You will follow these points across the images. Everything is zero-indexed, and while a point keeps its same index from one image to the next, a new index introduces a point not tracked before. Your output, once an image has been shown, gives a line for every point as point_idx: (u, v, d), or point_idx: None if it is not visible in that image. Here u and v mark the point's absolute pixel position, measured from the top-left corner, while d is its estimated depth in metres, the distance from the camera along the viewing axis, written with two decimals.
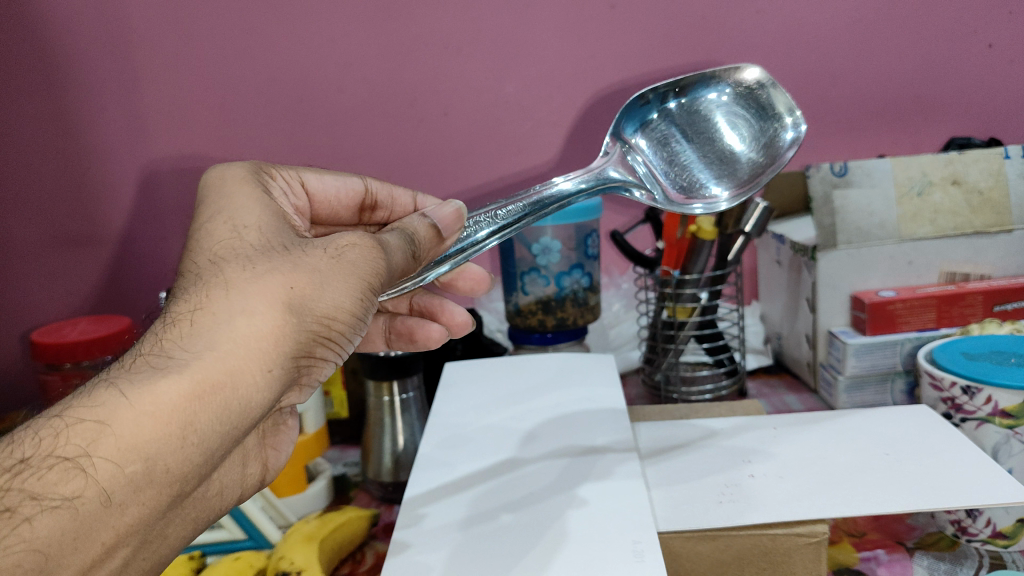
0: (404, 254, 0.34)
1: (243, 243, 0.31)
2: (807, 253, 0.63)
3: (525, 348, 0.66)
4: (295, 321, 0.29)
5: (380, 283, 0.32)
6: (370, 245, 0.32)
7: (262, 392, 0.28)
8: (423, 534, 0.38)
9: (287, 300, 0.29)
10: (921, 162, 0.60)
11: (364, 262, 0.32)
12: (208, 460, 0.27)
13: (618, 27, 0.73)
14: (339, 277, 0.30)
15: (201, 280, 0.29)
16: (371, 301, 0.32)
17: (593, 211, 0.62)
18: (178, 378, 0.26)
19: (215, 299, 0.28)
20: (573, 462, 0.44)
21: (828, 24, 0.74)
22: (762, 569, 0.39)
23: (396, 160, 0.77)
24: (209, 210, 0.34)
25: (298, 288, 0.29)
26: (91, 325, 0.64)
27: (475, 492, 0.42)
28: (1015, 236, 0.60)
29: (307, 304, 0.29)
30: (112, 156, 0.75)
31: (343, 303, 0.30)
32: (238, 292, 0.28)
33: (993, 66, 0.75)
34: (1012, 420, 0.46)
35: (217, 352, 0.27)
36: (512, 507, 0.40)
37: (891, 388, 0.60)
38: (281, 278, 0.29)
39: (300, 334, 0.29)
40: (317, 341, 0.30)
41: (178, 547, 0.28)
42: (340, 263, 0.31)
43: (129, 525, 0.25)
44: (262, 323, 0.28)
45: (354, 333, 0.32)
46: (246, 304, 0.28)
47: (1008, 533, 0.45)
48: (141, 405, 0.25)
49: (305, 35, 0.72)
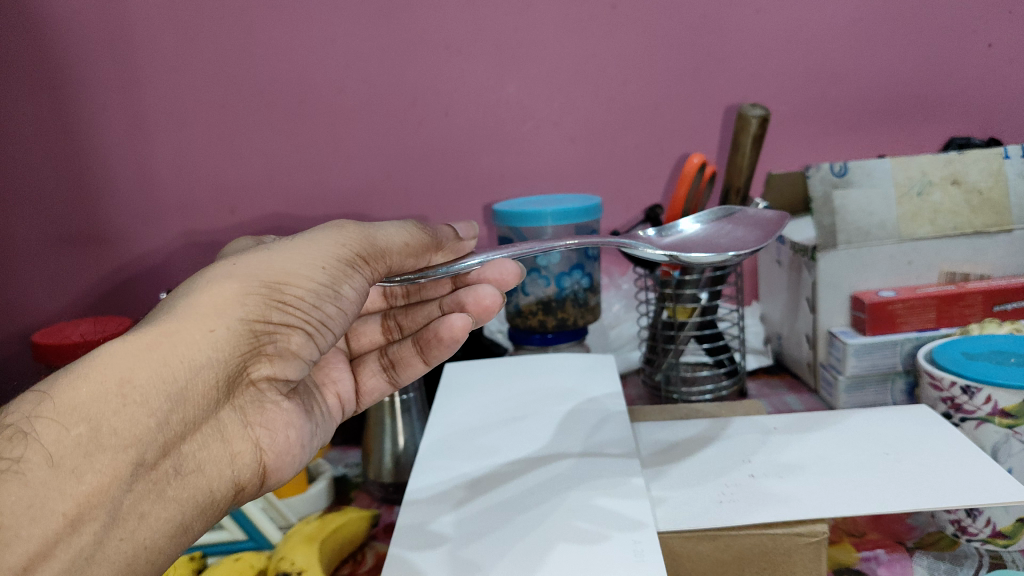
0: (398, 235, 0.38)
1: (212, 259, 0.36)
2: (807, 254, 0.63)
3: (525, 348, 0.66)
4: (238, 285, 0.32)
5: (338, 255, 0.35)
6: (333, 227, 0.36)
7: (205, 351, 0.30)
8: (422, 539, 0.38)
9: (229, 273, 0.32)
10: (920, 161, 0.60)
11: (323, 238, 0.35)
12: (156, 421, 0.28)
13: (618, 28, 0.74)
14: (294, 252, 0.34)
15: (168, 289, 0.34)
16: (332, 269, 0.35)
17: (593, 212, 0.63)
18: (115, 346, 0.29)
19: (178, 288, 0.33)
20: (572, 462, 0.44)
21: (828, 24, 0.74)
22: (762, 568, 0.39)
23: (397, 160, 0.77)
24: (227, 253, 0.40)
25: (242, 263, 0.33)
26: (92, 327, 0.64)
27: (466, 497, 0.41)
28: (1015, 236, 0.60)
29: (251, 273, 0.33)
30: (111, 157, 0.75)
31: (298, 270, 0.34)
32: (186, 281, 0.32)
33: (992, 65, 0.75)
34: (1012, 419, 0.46)
35: (156, 322, 0.30)
36: (511, 510, 0.40)
37: (891, 388, 0.60)
38: (232, 260, 0.34)
39: (245, 298, 0.32)
40: (270, 304, 0.32)
41: (164, 533, 0.29)
42: (289, 245, 0.35)
43: (85, 492, 0.26)
44: (201, 293, 0.31)
45: (320, 301, 0.34)
46: (190, 285, 0.32)
47: (1008, 533, 0.45)
48: (83, 372, 0.28)
49: (305, 36, 0.72)
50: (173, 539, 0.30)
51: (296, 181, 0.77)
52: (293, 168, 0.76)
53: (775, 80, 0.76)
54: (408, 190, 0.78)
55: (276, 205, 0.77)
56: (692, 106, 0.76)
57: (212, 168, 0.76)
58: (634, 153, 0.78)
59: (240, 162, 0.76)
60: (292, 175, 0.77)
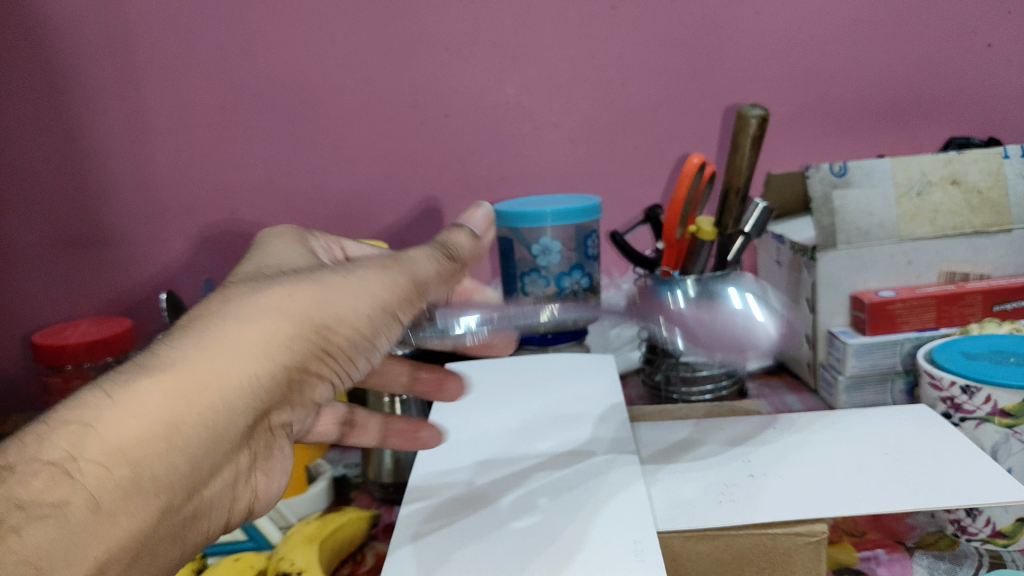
0: (434, 261, 0.39)
1: (255, 272, 0.36)
2: (807, 254, 0.63)
3: (525, 348, 0.66)
4: (288, 330, 0.33)
5: (384, 305, 0.36)
6: (379, 265, 0.37)
7: (244, 400, 0.32)
8: (426, 532, 0.38)
9: (283, 310, 0.33)
10: (919, 161, 0.61)
11: (371, 278, 0.36)
12: (190, 466, 0.30)
13: (618, 29, 0.74)
14: (343, 294, 0.35)
15: (207, 299, 0.34)
16: (376, 314, 0.36)
17: (593, 211, 0.62)
18: (161, 378, 0.30)
19: (221, 307, 0.33)
20: (581, 463, 0.44)
21: (828, 25, 0.74)
22: (762, 568, 0.39)
23: (397, 161, 0.77)
24: (264, 256, 0.39)
25: (296, 301, 0.33)
26: (93, 327, 0.64)
27: (468, 497, 0.42)
28: (1014, 236, 0.60)
29: (304, 315, 0.33)
30: (110, 159, 0.75)
31: (345, 313, 0.35)
32: (234, 302, 0.33)
33: (992, 65, 0.75)
34: (1011, 419, 0.46)
35: (203, 354, 0.31)
36: (510, 507, 0.40)
37: (890, 388, 0.60)
38: (281, 288, 0.34)
39: (291, 345, 0.33)
40: (309, 354, 0.34)
41: (173, 564, 0.32)
42: (339, 281, 0.35)
43: (120, 536, 0.28)
44: (254, 328, 0.32)
45: (350, 351, 0.36)
46: (239, 312, 0.32)
47: (1008, 532, 0.45)
48: (127, 406, 0.29)
49: (305, 37, 0.72)
50: (179, 564, 0.33)
51: (296, 182, 0.77)
52: (293, 169, 0.76)
53: (775, 81, 0.76)
54: (408, 191, 0.78)
55: (276, 206, 0.77)
56: (692, 106, 0.76)
57: (211, 169, 0.76)
58: (634, 153, 0.78)
59: (239, 163, 0.76)
60: (292, 177, 0.77)
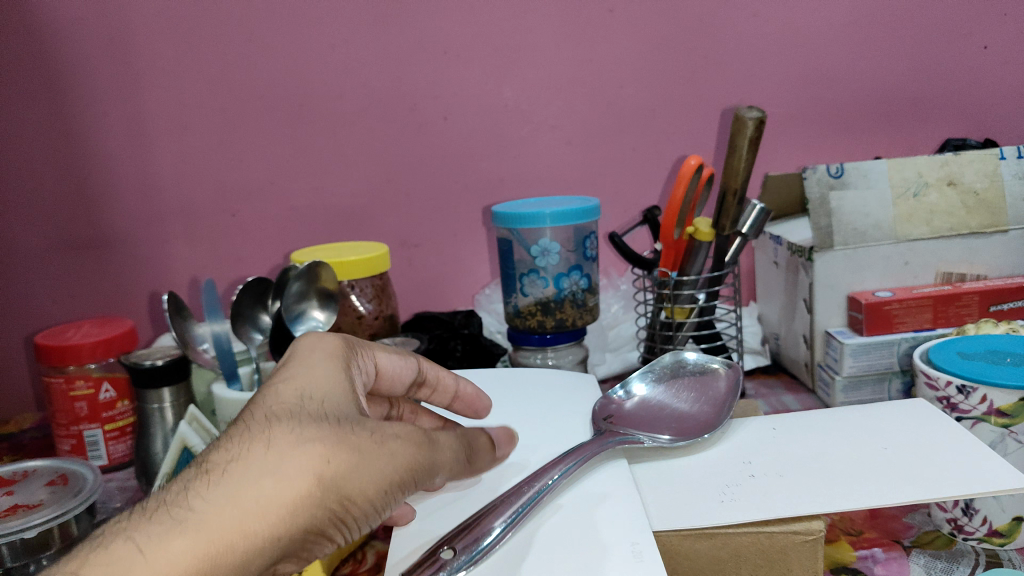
0: (453, 450, 0.36)
1: (298, 406, 0.32)
2: (804, 255, 0.63)
3: (524, 348, 0.66)
4: (319, 495, 0.29)
5: (411, 475, 0.33)
6: (413, 438, 0.33)
7: (262, 566, 0.28)
8: (468, 567, 0.33)
9: (317, 473, 0.29)
10: (915, 163, 0.62)
11: (401, 450, 0.32)
12: None
13: (616, 31, 0.74)
14: (374, 463, 0.31)
15: (249, 436, 0.30)
16: (394, 492, 0.32)
17: (592, 213, 0.63)
18: (191, 539, 0.27)
19: (263, 457, 0.29)
20: (602, 481, 0.41)
21: (825, 27, 0.75)
22: (758, 565, 0.40)
23: (397, 163, 0.77)
24: (305, 373, 0.35)
25: (332, 464, 0.30)
26: (93, 329, 0.64)
27: (491, 508, 0.36)
28: (1010, 236, 0.61)
29: (336, 481, 0.30)
30: (110, 161, 0.75)
31: (368, 489, 0.31)
32: (274, 453, 0.29)
33: (985, 67, 0.77)
34: (1008, 418, 0.47)
35: (236, 510, 0.28)
36: (551, 543, 0.35)
37: (887, 387, 0.61)
38: (322, 442, 0.30)
39: (318, 511, 0.29)
40: (334, 520, 0.30)
41: None
42: (375, 446, 0.32)
43: None
44: (289, 487, 0.29)
45: (370, 519, 0.32)
46: (279, 467, 0.29)
47: (1004, 532, 0.46)
48: (155, 564, 0.26)
49: (306, 40, 0.73)
50: None
51: (296, 184, 0.77)
52: (294, 171, 0.77)
53: (772, 83, 0.76)
54: (408, 193, 0.78)
55: (277, 208, 0.78)
56: (690, 108, 0.77)
57: (212, 171, 0.76)
58: (632, 155, 0.78)
59: (240, 166, 0.76)
60: (293, 178, 0.77)
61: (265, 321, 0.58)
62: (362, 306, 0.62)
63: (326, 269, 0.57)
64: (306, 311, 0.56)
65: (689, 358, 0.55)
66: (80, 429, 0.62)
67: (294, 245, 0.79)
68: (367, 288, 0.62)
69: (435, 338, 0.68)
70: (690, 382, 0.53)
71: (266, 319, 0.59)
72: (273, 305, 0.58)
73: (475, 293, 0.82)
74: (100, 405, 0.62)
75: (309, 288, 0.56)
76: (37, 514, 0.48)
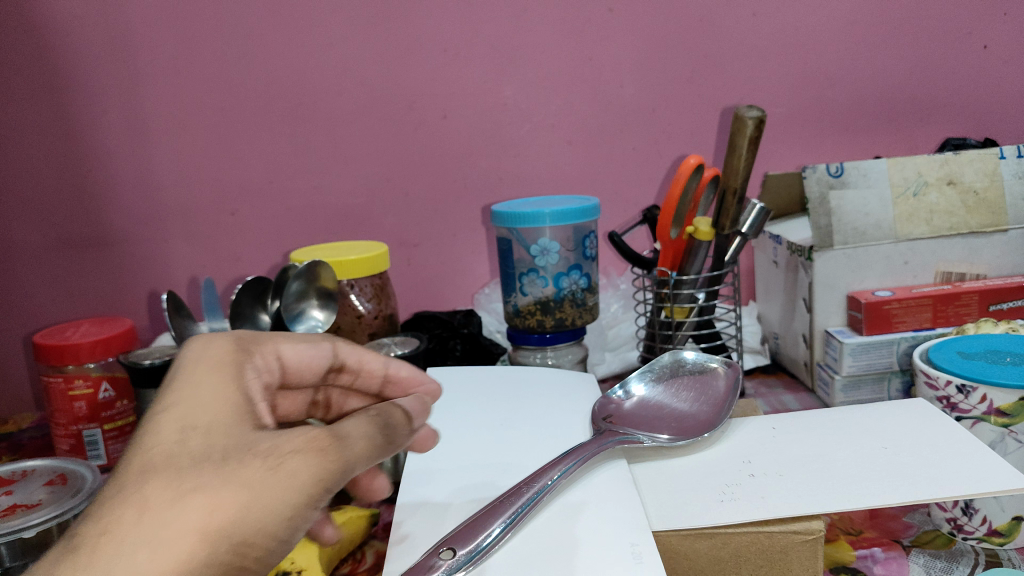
0: (371, 444, 0.32)
1: (178, 446, 0.29)
2: (804, 254, 0.63)
3: (524, 348, 0.66)
4: (207, 553, 0.26)
5: (322, 495, 0.29)
6: (317, 448, 0.30)
7: None
8: (467, 567, 0.33)
9: (202, 529, 0.26)
10: (915, 162, 0.62)
11: (307, 467, 0.29)
12: None
13: (616, 31, 0.74)
14: (271, 493, 0.28)
15: (119, 498, 0.27)
16: (302, 514, 0.29)
17: (591, 212, 0.63)
18: None
19: (138, 522, 0.26)
20: (602, 480, 0.41)
21: (825, 26, 0.75)
22: (758, 565, 0.40)
23: (397, 162, 0.77)
24: (187, 400, 0.31)
25: (219, 513, 0.27)
26: (92, 328, 0.64)
27: (491, 508, 0.37)
28: (1010, 236, 0.61)
29: (226, 530, 0.27)
30: (108, 160, 0.75)
31: (270, 521, 0.28)
32: (149, 519, 0.26)
33: (986, 66, 0.77)
34: (1008, 418, 0.47)
35: None
36: (550, 543, 0.35)
37: (887, 386, 0.61)
38: (206, 492, 0.27)
39: (210, 567, 0.26)
40: (234, 567, 0.27)
41: None
42: (271, 474, 0.28)
43: None
44: (168, 555, 0.25)
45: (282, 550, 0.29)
46: (154, 535, 0.25)
47: (1003, 531, 0.46)
48: None
49: (305, 39, 0.73)
50: None
51: (295, 183, 0.77)
52: (293, 170, 0.77)
53: (772, 83, 0.76)
54: (407, 192, 0.78)
55: (276, 207, 0.78)
56: (689, 108, 0.77)
57: (211, 170, 0.76)
58: (632, 154, 0.78)
59: (239, 165, 0.76)
60: (292, 177, 0.77)
61: (263, 320, 0.58)
62: (362, 306, 0.62)
63: (325, 268, 0.56)
64: (305, 310, 0.56)
65: (688, 357, 0.55)
66: (79, 428, 0.62)
67: (293, 245, 0.79)
68: (366, 288, 0.62)
69: (434, 338, 0.68)
70: (689, 381, 0.53)
71: (265, 319, 0.58)
72: (273, 304, 0.58)
73: (475, 292, 0.82)
74: (98, 404, 0.62)
75: (308, 288, 0.56)
76: (36, 513, 0.47)
